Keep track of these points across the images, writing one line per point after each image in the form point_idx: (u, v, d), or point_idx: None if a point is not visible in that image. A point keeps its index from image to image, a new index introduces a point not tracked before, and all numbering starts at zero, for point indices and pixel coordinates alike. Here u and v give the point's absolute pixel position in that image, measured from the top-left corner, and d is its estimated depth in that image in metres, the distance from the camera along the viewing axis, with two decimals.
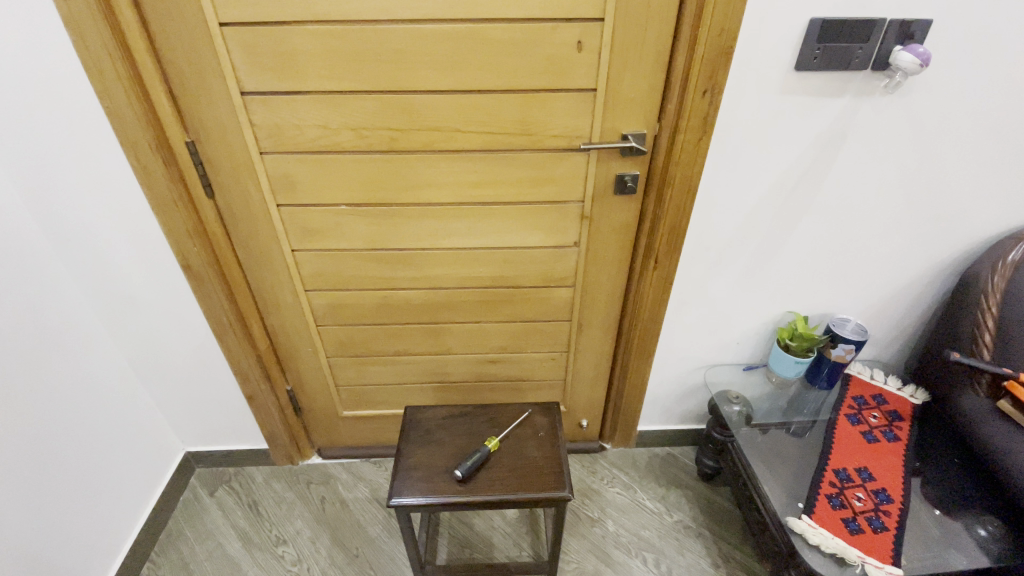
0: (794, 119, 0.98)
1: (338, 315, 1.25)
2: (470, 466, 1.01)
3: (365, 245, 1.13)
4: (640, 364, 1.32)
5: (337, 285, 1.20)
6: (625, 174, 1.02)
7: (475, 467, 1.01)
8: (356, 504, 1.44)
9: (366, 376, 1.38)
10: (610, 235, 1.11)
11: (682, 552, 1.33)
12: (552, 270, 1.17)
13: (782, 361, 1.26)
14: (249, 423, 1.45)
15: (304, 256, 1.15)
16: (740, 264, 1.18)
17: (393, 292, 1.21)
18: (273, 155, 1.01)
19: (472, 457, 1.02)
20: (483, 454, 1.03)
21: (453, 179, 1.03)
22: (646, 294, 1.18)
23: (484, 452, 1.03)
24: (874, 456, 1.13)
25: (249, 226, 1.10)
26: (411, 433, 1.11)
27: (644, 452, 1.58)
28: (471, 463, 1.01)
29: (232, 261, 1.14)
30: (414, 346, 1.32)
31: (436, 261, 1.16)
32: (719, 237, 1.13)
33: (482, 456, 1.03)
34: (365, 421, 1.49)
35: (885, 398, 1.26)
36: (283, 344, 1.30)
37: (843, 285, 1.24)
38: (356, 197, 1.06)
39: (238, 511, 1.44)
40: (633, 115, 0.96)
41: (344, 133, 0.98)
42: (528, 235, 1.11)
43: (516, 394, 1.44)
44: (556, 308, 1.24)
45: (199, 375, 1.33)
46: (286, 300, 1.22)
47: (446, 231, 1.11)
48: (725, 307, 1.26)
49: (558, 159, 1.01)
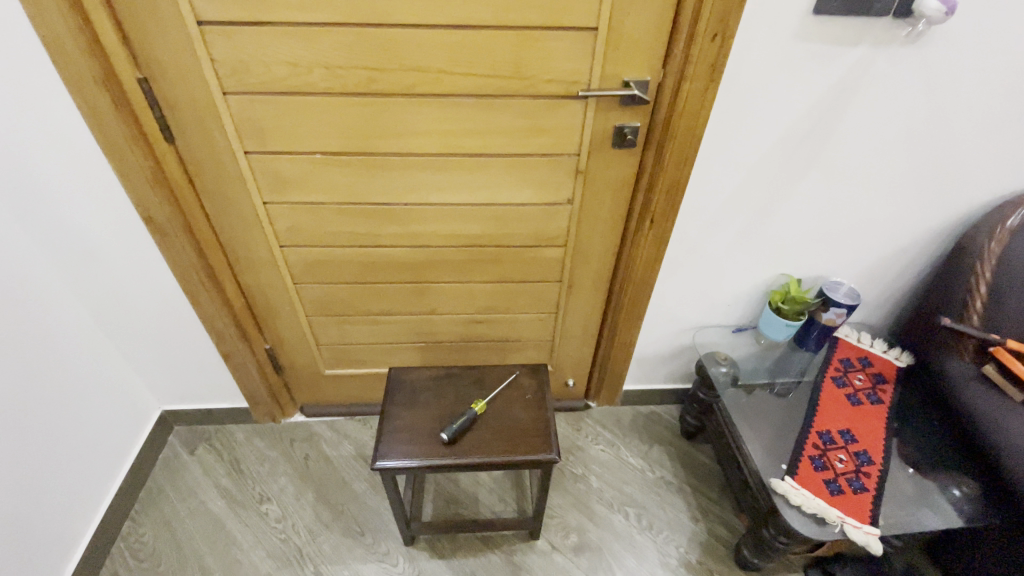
0: (807, 70, 0.91)
1: (317, 272, 1.19)
2: (456, 429, 0.99)
3: (344, 198, 1.05)
4: (630, 325, 1.30)
5: (314, 240, 1.13)
6: (625, 125, 0.95)
7: (462, 430, 0.99)
8: (341, 461, 1.43)
9: (348, 335, 1.33)
10: (605, 191, 1.05)
11: (663, 506, 1.36)
12: (543, 228, 1.11)
13: (772, 324, 1.25)
14: (227, 382, 1.41)
15: (277, 209, 1.07)
16: (737, 224, 1.14)
17: (376, 249, 1.14)
18: (239, 96, 0.91)
19: (458, 420, 1.00)
20: (470, 417, 1.01)
21: (439, 127, 0.95)
22: (639, 254, 1.14)
23: (470, 415, 1.01)
24: (857, 418, 1.14)
25: (215, 175, 1.01)
26: (395, 394, 1.08)
27: (628, 409, 1.58)
28: (457, 427, 0.99)
29: (198, 214, 1.06)
30: (398, 305, 1.27)
31: (421, 216, 1.09)
32: (717, 195, 1.08)
33: (468, 419, 1.01)
34: (348, 379, 1.45)
35: (870, 360, 1.27)
36: (259, 302, 1.24)
37: (840, 248, 1.21)
38: (332, 144, 0.97)
39: (220, 469, 1.42)
40: (636, 59, 0.88)
41: (316, 72, 0.88)
42: (518, 190, 1.04)
43: (502, 354, 1.42)
44: (546, 268, 1.20)
45: (172, 333, 1.27)
46: (260, 256, 1.14)
47: (431, 184, 1.03)
48: (719, 269, 1.23)
49: (553, 107, 0.93)
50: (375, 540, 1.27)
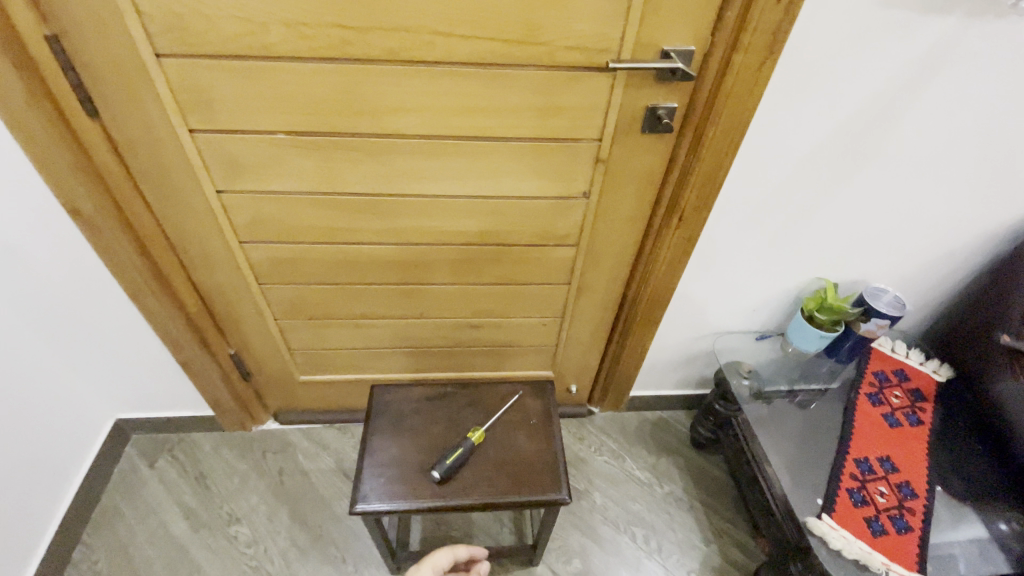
0: (884, 42, 0.74)
1: (285, 271, 1.01)
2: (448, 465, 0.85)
3: (314, 188, 0.87)
4: (644, 333, 1.16)
5: (281, 236, 0.95)
6: (660, 106, 0.77)
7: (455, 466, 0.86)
8: (319, 476, 1.29)
9: (325, 340, 1.17)
10: (628, 185, 0.88)
11: (672, 526, 1.25)
12: (551, 226, 0.95)
13: (804, 335, 1.11)
14: (188, 390, 1.25)
15: (234, 199, 0.89)
16: (775, 224, 0.99)
17: (354, 246, 0.97)
18: (176, 60, 0.72)
19: (451, 454, 0.86)
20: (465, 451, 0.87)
21: (431, 104, 0.77)
22: (662, 257, 0.99)
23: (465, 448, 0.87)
24: (897, 443, 1.02)
25: (155, 158, 0.82)
26: (378, 418, 0.93)
27: (634, 416, 1.46)
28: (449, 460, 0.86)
29: (137, 204, 0.87)
30: (381, 308, 1.11)
31: (408, 210, 0.91)
32: (756, 190, 0.92)
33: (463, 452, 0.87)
34: (326, 385, 1.30)
35: (907, 374, 1.15)
36: (219, 305, 1.07)
37: (885, 251, 1.07)
38: (298, 122, 0.79)
39: (184, 486, 1.27)
40: (680, 24, 0.70)
41: (274, 31, 0.69)
42: (525, 182, 0.87)
43: (499, 359, 1.27)
44: (553, 269, 1.04)
45: (119, 338, 1.10)
46: (217, 253, 0.97)
47: (421, 173, 0.86)
48: (748, 272, 1.08)
49: (573, 82, 0.75)
50: (357, 567, 1.15)
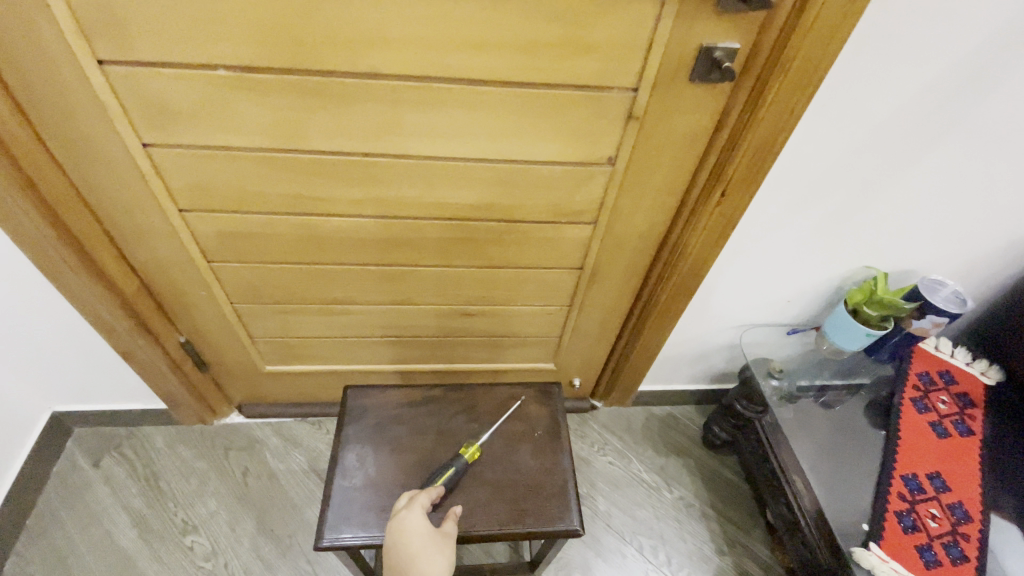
0: None
1: (239, 247, 0.84)
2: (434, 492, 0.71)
3: (271, 144, 0.69)
4: (662, 326, 1.00)
5: (232, 204, 0.77)
6: (717, 47, 0.60)
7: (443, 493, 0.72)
8: (289, 478, 1.15)
9: (293, 327, 1.01)
10: (665, 149, 0.71)
11: (682, 536, 1.13)
12: (566, 200, 0.78)
13: (848, 331, 0.96)
14: (135, 381, 1.08)
15: (168, 155, 0.70)
16: (828, 202, 0.84)
17: (323, 220, 0.80)
18: None
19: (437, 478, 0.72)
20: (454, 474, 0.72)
21: (421, 35, 0.58)
22: (694, 240, 0.83)
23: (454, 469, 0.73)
24: (948, 456, 0.90)
25: (59, 97, 0.62)
26: (350, 428, 0.77)
27: (640, 412, 1.33)
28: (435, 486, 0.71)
29: (42, 159, 0.68)
30: (358, 293, 0.94)
31: (390, 177, 0.74)
32: (814, 160, 0.77)
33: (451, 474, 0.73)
34: (297, 377, 1.14)
35: (953, 377, 1.01)
36: (162, 285, 0.89)
37: (951, 239, 0.92)
38: (244, 54, 0.60)
39: (133, 489, 1.12)
40: None
41: None
42: (537, 144, 0.70)
43: (495, 351, 1.12)
44: (563, 251, 0.88)
45: (44, 326, 0.91)
46: (154, 224, 0.78)
47: (406, 128, 0.67)
48: (789, 258, 0.93)
49: (611, 9, 0.57)
50: None
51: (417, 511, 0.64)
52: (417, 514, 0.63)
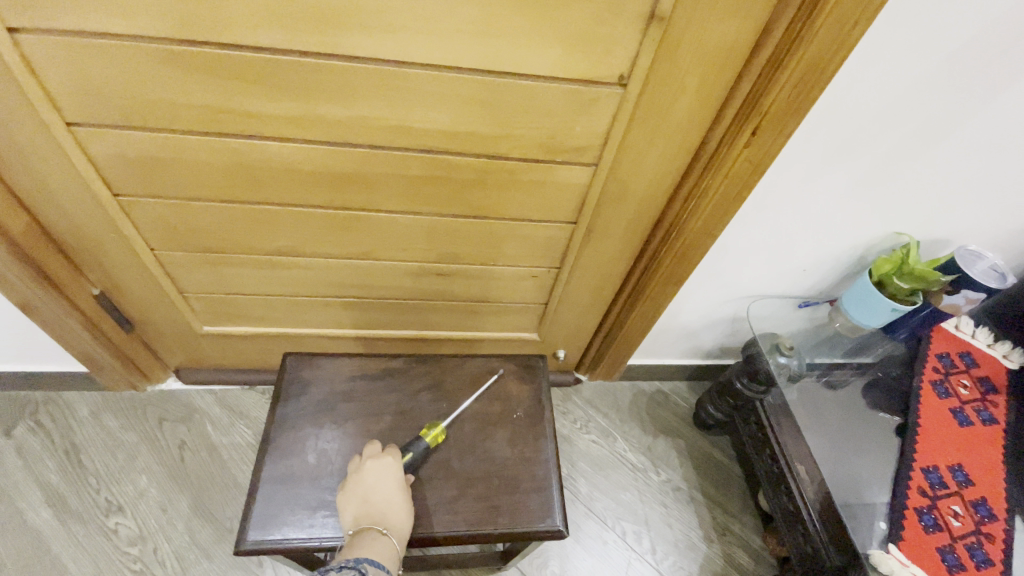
0: None
1: (153, 178, 0.67)
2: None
3: (177, 33, 0.52)
4: (661, 295, 0.88)
5: (136, 118, 0.60)
6: None
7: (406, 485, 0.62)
8: (232, 453, 1.01)
9: (232, 282, 0.85)
10: (690, 70, 0.57)
11: (669, 522, 1.05)
12: (562, 132, 0.63)
13: (871, 306, 0.85)
14: (45, 339, 0.91)
15: (36, 44, 0.52)
16: (872, 153, 0.71)
17: (258, 145, 0.63)
18: None
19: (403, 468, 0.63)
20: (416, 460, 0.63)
21: None
22: (713, 191, 0.69)
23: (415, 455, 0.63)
24: (972, 448, 0.80)
25: None
26: (288, 405, 0.65)
27: (628, 387, 1.22)
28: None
29: None
30: (308, 243, 0.79)
31: (340, 89, 0.58)
32: (867, 98, 0.63)
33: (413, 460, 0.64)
34: (242, 340, 0.99)
35: (974, 359, 0.92)
36: (60, 224, 0.72)
37: (999, 205, 0.80)
38: None
39: (48, 462, 0.96)
40: None
41: None
42: (531, 51, 0.54)
43: (471, 318, 0.98)
44: (554, 200, 0.73)
45: None
46: (33, 141, 0.61)
47: (359, 20, 0.51)
48: (814, 220, 0.81)
49: None
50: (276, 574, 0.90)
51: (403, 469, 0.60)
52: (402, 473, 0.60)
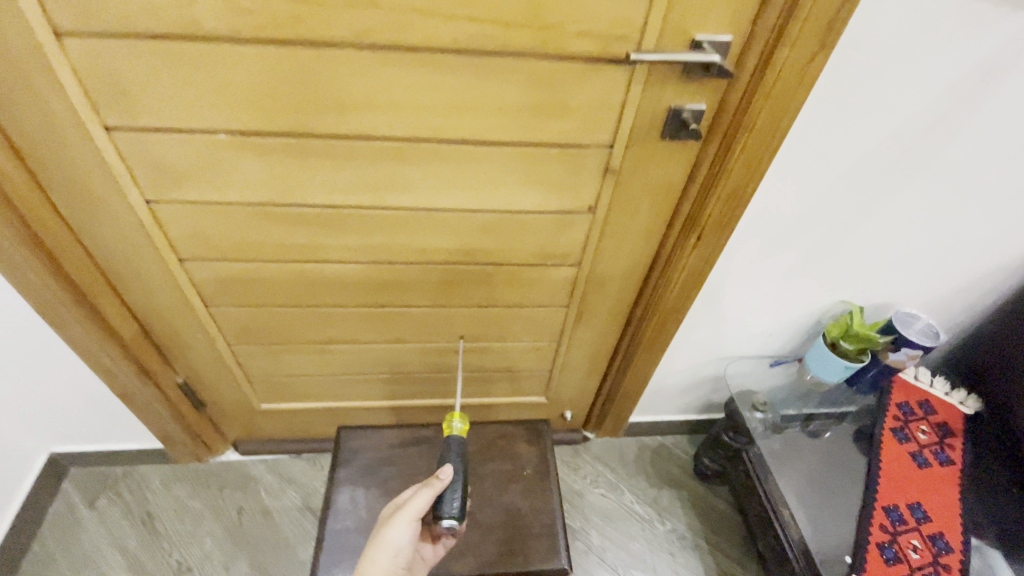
0: (951, 39, 0.63)
1: (235, 293, 0.87)
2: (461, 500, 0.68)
3: (266, 198, 0.73)
4: (647, 362, 1.04)
5: (229, 252, 0.80)
6: (684, 109, 0.64)
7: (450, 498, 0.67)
8: (284, 515, 1.16)
9: (288, 366, 1.04)
10: (641, 199, 0.76)
11: (674, 569, 1.15)
12: (550, 243, 0.82)
13: (827, 363, 1.00)
14: (132, 421, 1.09)
15: (169, 209, 0.74)
16: (801, 245, 0.87)
17: (318, 266, 0.83)
18: (79, 38, 0.56)
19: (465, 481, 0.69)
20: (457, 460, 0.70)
21: (407, 102, 0.63)
22: (675, 281, 0.87)
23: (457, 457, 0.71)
24: (929, 487, 0.91)
25: (66, 160, 0.66)
26: (343, 470, 0.81)
27: (633, 442, 1.34)
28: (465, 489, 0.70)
29: (46, 216, 0.71)
30: (352, 334, 0.97)
31: (381, 225, 0.77)
32: (787, 207, 0.80)
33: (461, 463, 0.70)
34: (291, 413, 1.16)
35: (932, 407, 1.03)
36: (160, 330, 0.92)
37: (922, 275, 0.95)
38: (244, 121, 0.64)
39: (127, 529, 1.12)
40: (718, 7, 0.56)
41: (204, 2, 0.54)
42: (520, 193, 0.74)
43: (486, 386, 1.14)
44: (550, 290, 0.91)
45: (45, 369, 0.93)
46: (153, 272, 0.81)
47: (396, 182, 0.72)
48: (767, 295, 0.97)
49: (582, 78, 0.62)
50: None
51: (424, 495, 0.65)
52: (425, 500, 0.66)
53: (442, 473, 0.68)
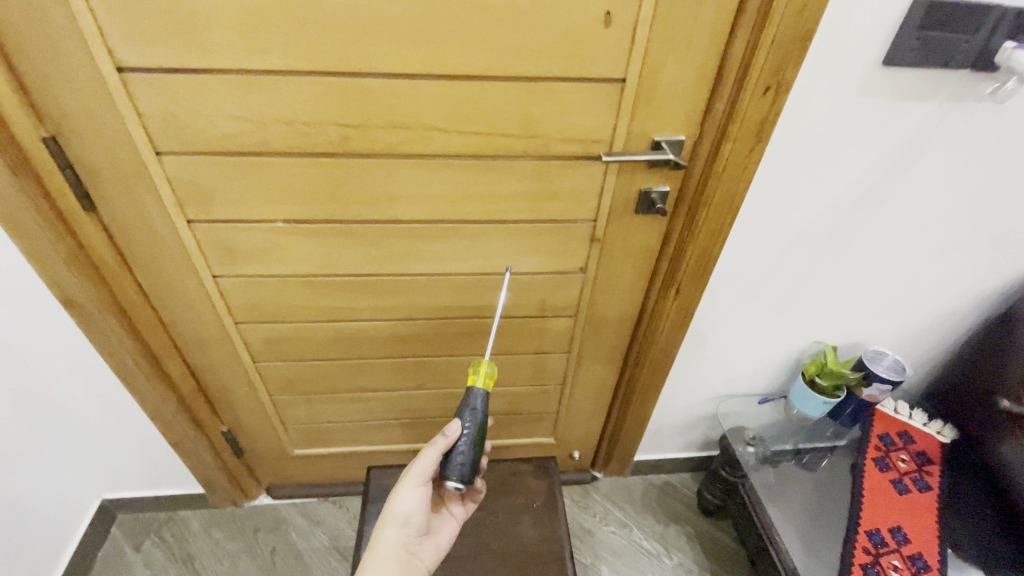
0: (869, 127, 0.76)
1: (279, 349, 1.00)
2: (468, 465, 0.68)
3: (311, 270, 0.87)
4: (644, 401, 1.14)
5: (277, 315, 0.94)
6: (652, 190, 0.80)
7: (456, 462, 0.67)
8: (314, 556, 1.25)
9: (320, 414, 1.16)
10: (625, 260, 0.90)
11: None
12: (549, 299, 0.95)
13: (806, 399, 1.11)
14: (178, 467, 1.20)
15: (230, 283, 0.88)
16: (770, 294, 0.99)
17: (352, 325, 0.97)
18: (174, 156, 0.72)
19: (471, 446, 0.67)
20: (469, 420, 0.68)
21: (428, 192, 0.79)
22: (661, 329, 0.98)
23: (469, 417, 0.68)
24: (909, 511, 1.00)
25: (153, 246, 0.82)
26: (373, 506, 0.92)
27: (639, 480, 1.42)
28: (479, 451, 0.68)
29: (131, 291, 0.86)
30: (378, 383, 1.10)
31: (406, 289, 0.92)
32: (752, 263, 0.93)
33: (472, 423, 0.67)
34: (320, 458, 1.27)
35: (912, 436, 1.12)
36: (212, 383, 1.05)
37: (887, 316, 1.06)
38: (297, 212, 0.80)
39: (170, 571, 1.21)
40: (669, 117, 0.73)
41: (275, 128, 0.70)
42: (522, 259, 0.88)
43: (498, 428, 1.24)
44: (552, 339, 1.03)
45: (111, 420, 1.06)
46: (211, 334, 0.95)
47: (419, 254, 0.87)
48: (747, 338, 1.08)
49: (568, 169, 0.78)
50: None
51: (428, 457, 0.70)
52: (431, 463, 0.70)
53: (447, 431, 0.68)
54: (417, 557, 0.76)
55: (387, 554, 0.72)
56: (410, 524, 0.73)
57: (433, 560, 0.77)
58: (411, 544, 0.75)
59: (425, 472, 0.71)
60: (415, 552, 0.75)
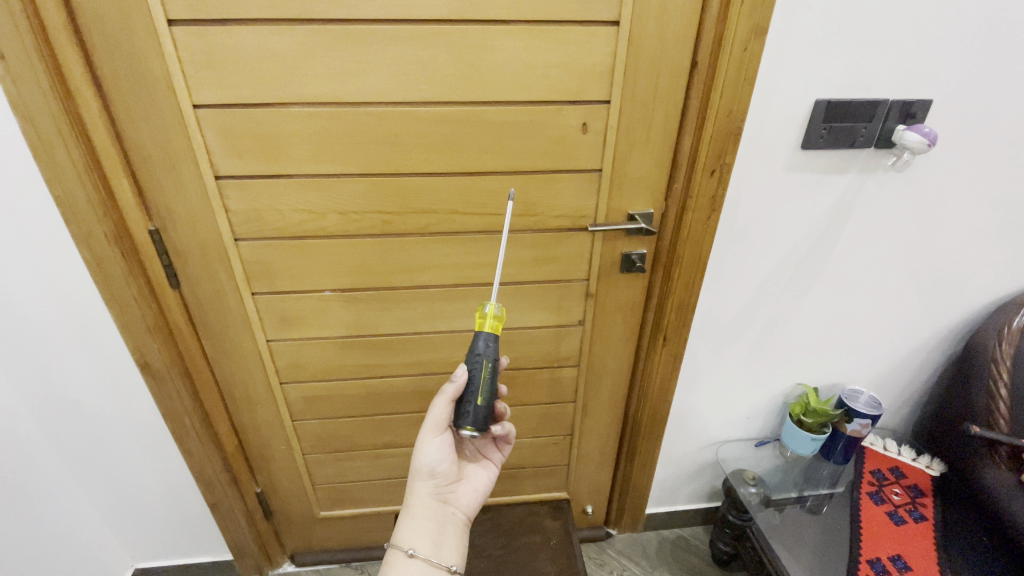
0: (800, 195, 0.95)
1: (317, 408, 1.13)
2: (476, 410, 0.76)
3: (350, 331, 1.03)
4: (649, 446, 1.23)
5: (318, 374, 1.08)
6: (633, 252, 0.97)
7: (465, 408, 0.77)
8: None
9: (348, 472, 1.25)
10: (616, 313, 1.05)
11: None
12: (554, 350, 1.09)
13: (796, 438, 1.20)
14: (211, 531, 1.27)
15: (280, 346, 1.03)
16: (746, 338, 1.12)
17: (382, 381, 1.11)
18: (250, 241, 0.91)
19: (476, 393, 0.76)
20: (472, 367, 0.76)
21: (450, 261, 0.97)
22: (655, 374, 1.11)
23: (472, 364, 0.77)
24: (907, 541, 1.08)
25: (220, 316, 0.98)
26: None
27: (653, 535, 1.45)
28: (487, 397, 0.77)
29: (197, 355, 1.01)
30: (403, 437, 1.20)
31: (430, 345, 1.07)
32: (725, 312, 1.07)
33: (475, 370, 0.76)
34: (346, 520, 1.33)
35: (903, 471, 1.21)
36: (253, 442, 1.15)
37: (857, 356, 1.18)
38: (341, 283, 0.97)
39: None
40: (639, 195, 0.93)
41: (331, 217, 0.90)
42: (529, 315, 1.04)
43: (512, 481, 1.31)
44: (558, 389, 1.16)
45: (157, 481, 1.16)
46: (259, 394, 1.09)
47: (441, 314, 1.03)
48: (734, 381, 1.19)
49: (563, 238, 0.96)
50: None
51: (442, 406, 0.80)
52: (445, 411, 0.80)
53: (455, 378, 0.78)
54: (453, 504, 0.87)
55: (421, 506, 0.84)
56: (437, 475, 0.84)
57: (469, 505, 0.87)
58: (443, 495, 0.86)
59: (441, 421, 0.81)
60: (449, 501, 0.86)
